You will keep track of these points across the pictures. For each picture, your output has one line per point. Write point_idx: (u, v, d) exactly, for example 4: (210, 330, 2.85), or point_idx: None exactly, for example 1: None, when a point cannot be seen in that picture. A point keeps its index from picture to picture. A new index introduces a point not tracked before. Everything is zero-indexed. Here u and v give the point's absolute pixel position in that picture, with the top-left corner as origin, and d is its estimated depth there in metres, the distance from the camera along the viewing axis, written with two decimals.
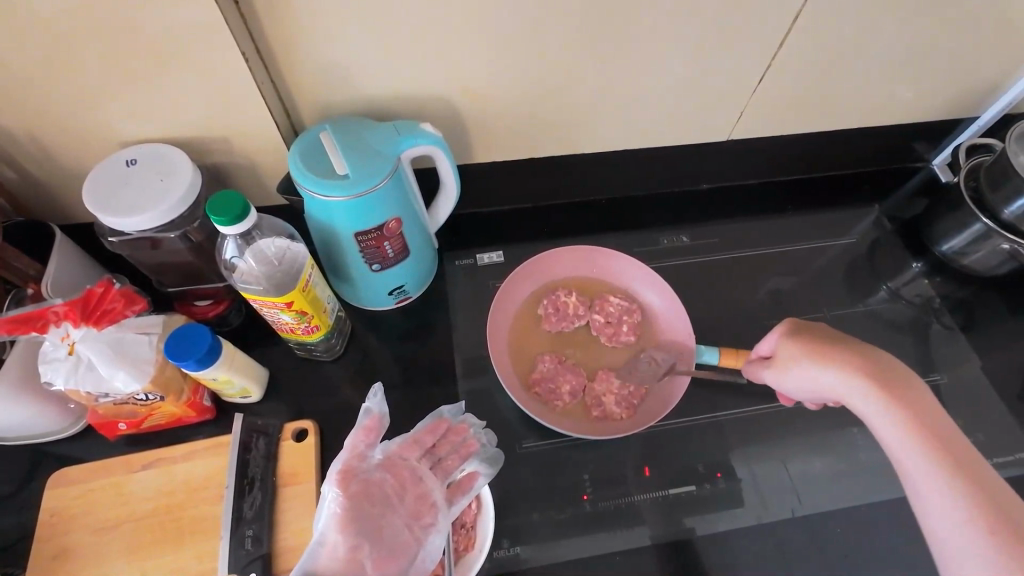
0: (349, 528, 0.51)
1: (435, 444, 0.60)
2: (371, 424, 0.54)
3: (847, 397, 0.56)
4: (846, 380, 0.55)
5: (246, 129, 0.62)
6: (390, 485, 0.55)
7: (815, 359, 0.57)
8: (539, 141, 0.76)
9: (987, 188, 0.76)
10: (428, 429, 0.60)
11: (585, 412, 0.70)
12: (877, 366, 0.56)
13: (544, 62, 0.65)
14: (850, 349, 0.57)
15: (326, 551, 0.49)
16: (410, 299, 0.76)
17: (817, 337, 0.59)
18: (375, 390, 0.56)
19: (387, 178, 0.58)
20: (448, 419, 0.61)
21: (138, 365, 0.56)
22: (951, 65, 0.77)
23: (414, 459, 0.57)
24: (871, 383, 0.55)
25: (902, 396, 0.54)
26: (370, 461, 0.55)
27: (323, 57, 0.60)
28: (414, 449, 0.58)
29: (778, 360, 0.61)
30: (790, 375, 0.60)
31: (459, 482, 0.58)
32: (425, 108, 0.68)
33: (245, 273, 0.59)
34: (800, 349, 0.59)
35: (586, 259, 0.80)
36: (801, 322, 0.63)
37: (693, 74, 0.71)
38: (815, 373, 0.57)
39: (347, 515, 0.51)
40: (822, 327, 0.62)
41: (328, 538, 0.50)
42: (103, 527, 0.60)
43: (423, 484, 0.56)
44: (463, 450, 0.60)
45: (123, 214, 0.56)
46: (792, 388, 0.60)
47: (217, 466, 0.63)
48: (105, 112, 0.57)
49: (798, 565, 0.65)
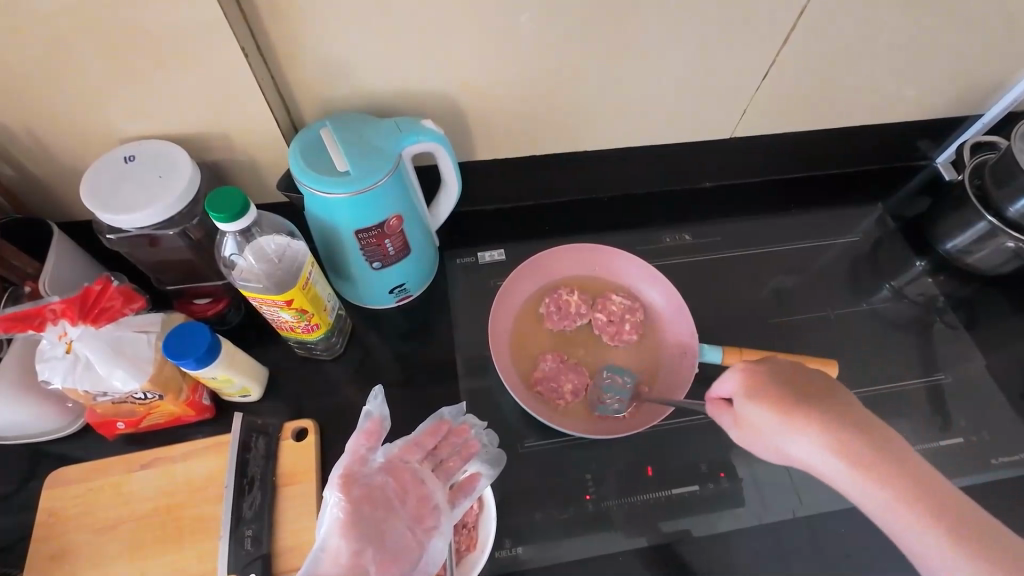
0: (353, 533, 0.50)
1: (436, 445, 0.59)
2: (371, 428, 0.54)
3: (823, 466, 0.50)
4: (820, 447, 0.50)
5: (246, 126, 0.61)
6: (392, 489, 0.54)
7: (786, 423, 0.51)
8: (541, 137, 0.76)
9: (991, 185, 0.75)
10: (429, 432, 0.59)
11: (587, 411, 0.70)
12: (848, 428, 0.50)
13: (547, 57, 0.65)
14: (818, 406, 0.51)
15: (329, 557, 0.48)
16: (411, 297, 0.76)
17: (778, 390, 0.53)
18: (375, 392, 0.56)
19: (387, 175, 0.57)
20: (449, 421, 0.61)
21: (137, 363, 0.56)
22: (956, 61, 0.76)
23: (416, 462, 0.57)
24: (847, 451, 0.49)
25: (883, 463, 0.49)
26: (371, 464, 0.54)
27: (324, 53, 0.59)
28: (415, 453, 0.58)
29: (745, 419, 0.54)
30: (760, 436, 0.54)
31: (461, 484, 0.57)
32: (426, 104, 0.68)
33: (245, 271, 0.58)
34: (766, 410, 0.52)
35: (588, 257, 0.79)
36: (757, 368, 0.55)
37: (696, 70, 0.70)
38: (787, 439, 0.51)
39: (350, 519, 0.51)
40: (785, 367, 0.55)
41: (330, 544, 0.49)
42: (102, 527, 0.60)
43: (425, 487, 0.55)
44: (464, 451, 0.59)
45: (122, 211, 0.55)
46: (762, 446, 0.55)
47: (217, 465, 0.63)
48: (103, 107, 0.56)
49: (802, 564, 0.65)
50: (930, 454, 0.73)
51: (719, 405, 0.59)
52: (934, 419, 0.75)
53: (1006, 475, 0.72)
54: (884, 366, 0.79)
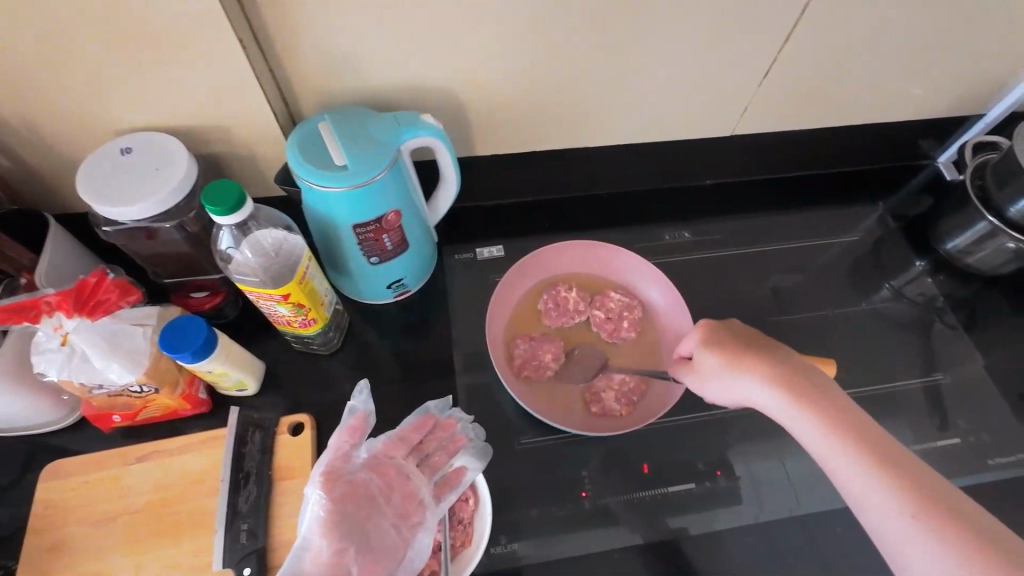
0: (334, 532, 0.50)
1: (421, 441, 0.59)
2: (355, 424, 0.54)
3: (764, 404, 0.54)
4: (761, 387, 0.54)
5: (244, 119, 0.61)
6: (377, 486, 0.54)
7: (735, 364, 0.56)
8: (542, 133, 0.75)
9: (993, 185, 0.75)
10: (414, 427, 0.59)
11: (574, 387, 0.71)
12: (786, 369, 0.54)
13: (549, 53, 0.64)
14: (763, 352, 0.56)
15: (311, 556, 0.49)
16: (407, 293, 0.75)
17: (733, 341, 0.58)
18: (360, 387, 0.55)
19: (385, 169, 0.57)
20: (435, 415, 0.61)
21: (132, 356, 0.55)
22: (960, 57, 0.76)
23: (402, 459, 0.57)
24: (786, 388, 0.53)
25: (816, 400, 0.52)
26: (355, 462, 0.54)
27: (322, 47, 0.59)
28: (398, 448, 0.57)
29: (700, 367, 0.59)
30: (712, 382, 0.58)
31: (447, 480, 0.57)
32: (425, 99, 0.67)
33: (241, 265, 0.57)
34: (717, 354, 0.57)
35: (586, 254, 0.78)
36: (719, 322, 0.60)
37: (697, 66, 0.69)
38: (734, 381, 0.56)
39: (332, 518, 0.51)
40: (741, 326, 0.60)
41: (311, 543, 0.49)
42: (97, 520, 0.60)
43: (410, 483, 0.55)
44: (450, 447, 0.59)
45: (117, 202, 0.54)
46: (715, 393, 0.58)
47: (212, 459, 0.62)
48: (100, 99, 0.56)
49: (796, 564, 0.64)
50: (929, 455, 0.73)
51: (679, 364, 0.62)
52: (932, 419, 0.75)
53: (1003, 476, 0.71)
54: (883, 365, 0.79)
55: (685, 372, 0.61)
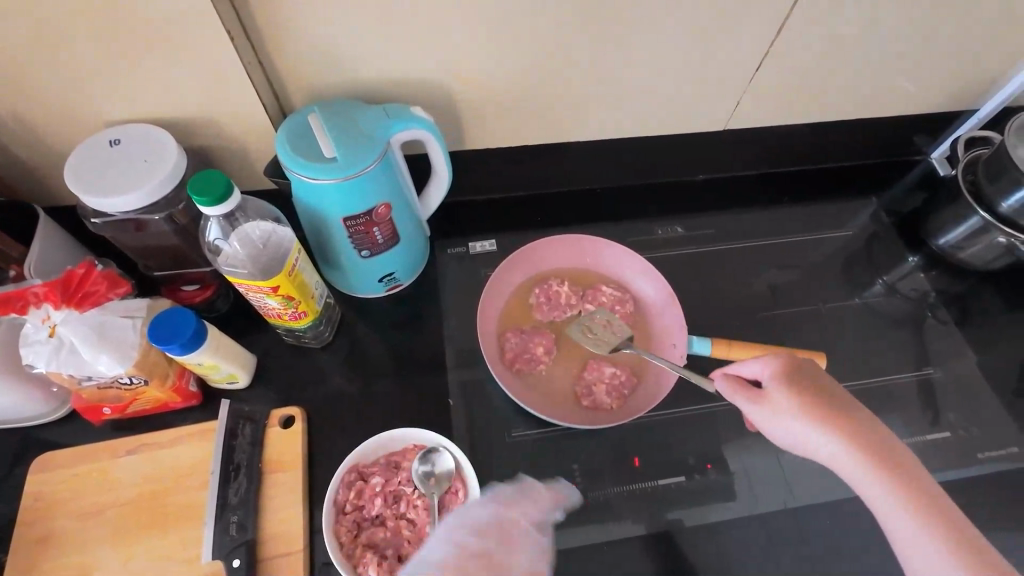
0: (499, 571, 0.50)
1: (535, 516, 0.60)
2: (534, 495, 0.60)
3: (825, 453, 0.54)
4: (829, 439, 0.53)
5: (234, 112, 0.61)
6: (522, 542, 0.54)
7: (809, 413, 0.54)
8: (534, 127, 0.75)
9: (985, 179, 0.75)
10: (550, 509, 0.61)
11: (603, 351, 0.70)
12: (856, 422, 0.54)
13: (541, 46, 0.64)
14: (830, 396, 0.55)
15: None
16: (400, 287, 0.76)
17: (804, 382, 0.56)
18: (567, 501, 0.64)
19: (375, 161, 0.57)
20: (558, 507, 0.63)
21: (122, 348, 0.55)
22: (952, 53, 0.76)
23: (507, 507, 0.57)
24: (854, 439, 0.53)
25: (882, 455, 0.52)
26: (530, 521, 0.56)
27: (311, 39, 0.58)
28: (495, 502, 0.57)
29: (766, 404, 0.57)
30: (777, 422, 0.56)
31: None
32: (416, 92, 0.67)
33: (230, 257, 0.57)
34: (788, 392, 0.56)
35: (578, 249, 0.78)
36: (791, 359, 0.59)
37: (690, 60, 0.69)
38: (801, 428, 0.54)
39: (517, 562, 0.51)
40: (807, 366, 0.58)
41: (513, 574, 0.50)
42: (86, 513, 0.60)
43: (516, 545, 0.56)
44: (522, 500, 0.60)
45: (106, 194, 0.54)
46: (772, 426, 0.56)
47: (203, 451, 0.63)
48: (88, 91, 0.56)
49: (786, 557, 0.65)
50: (920, 449, 0.73)
51: (730, 383, 0.59)
52: (924, 414, 0.75)
53: (994, 470, 0.72)
54: (875, 360, 0.79)
55: (742, 401, 0.58)
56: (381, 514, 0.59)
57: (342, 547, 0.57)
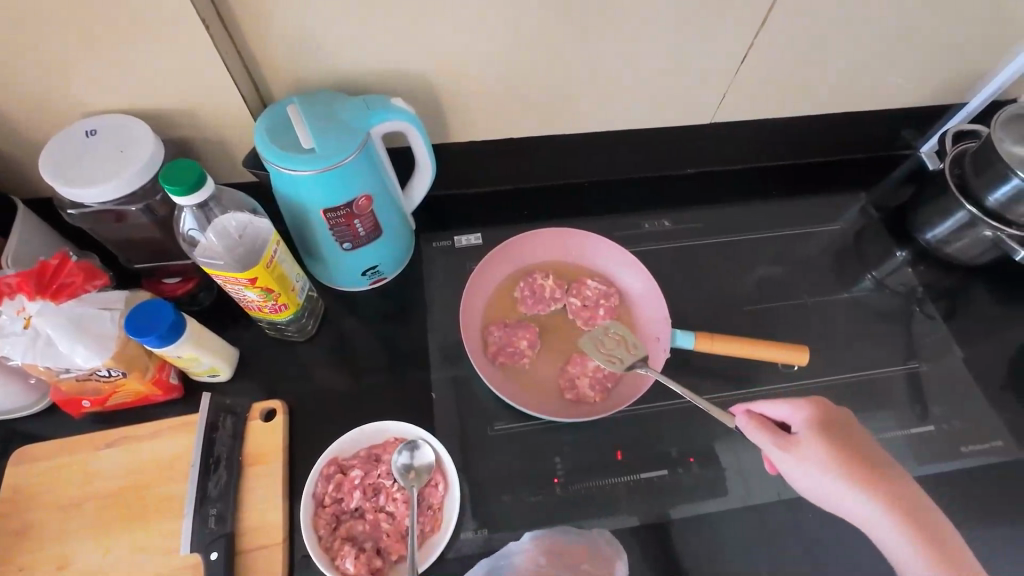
0: None
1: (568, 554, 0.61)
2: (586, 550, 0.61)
3: (853, 506, 0.53)
4: (859, 493, 0.53)
5: (212, 103, 0.60)
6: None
7: (841, 464, 0.54)
8: (519, 120, 0.75)
9: (971, 173, 0.74)
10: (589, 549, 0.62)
11: (618, 370, 0.66)
12: (884, 475, 0.54)
13: (524, 36, 0.63)
14: (857, 448, 0.55)
15: None
16: (384, 280, 0.75)
17: (833, 432, 0.56)
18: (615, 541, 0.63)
19: (355, 152, 0.57)
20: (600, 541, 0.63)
21: (100, 339, 0.55)
22: (939, 46, 0.75)
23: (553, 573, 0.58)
24: (881, 494, 0.53)
25: (908, 510, 0.52)
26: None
27: (288, 28, 0.58)
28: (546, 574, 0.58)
29: (797, 453, 0.55)
30: (808, 472, 0.54)
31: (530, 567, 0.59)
32: (398, 83, 0.66)
33: (207, 249, 0.57)
34: (818, 444, 0.55)
35: (562, 242, 0.78)
36: (820, 406, 0.58)
37: (675, 51, 0.69)
38: (833, 480, 0.53)
39: None
40: (832, 412, 0.58)
41: None
42: (65, 505, 0.59)
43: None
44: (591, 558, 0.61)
45: (82, 185, 0.54)
46: (796, 473, 0.55)
47: (183, 444, 0.62)
48: (64, 81, 0.55)
49: (767, 550, 0.65)
50: (904, 443, 0.73)
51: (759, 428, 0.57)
52: (910, 408, 0.75)
53: (977, 464, 0.71)
54: (861, 354, 0.79)
55: (771, 446, 0.56)
56: (361, 507, 0.59)
57: (320, 539, 0.57)
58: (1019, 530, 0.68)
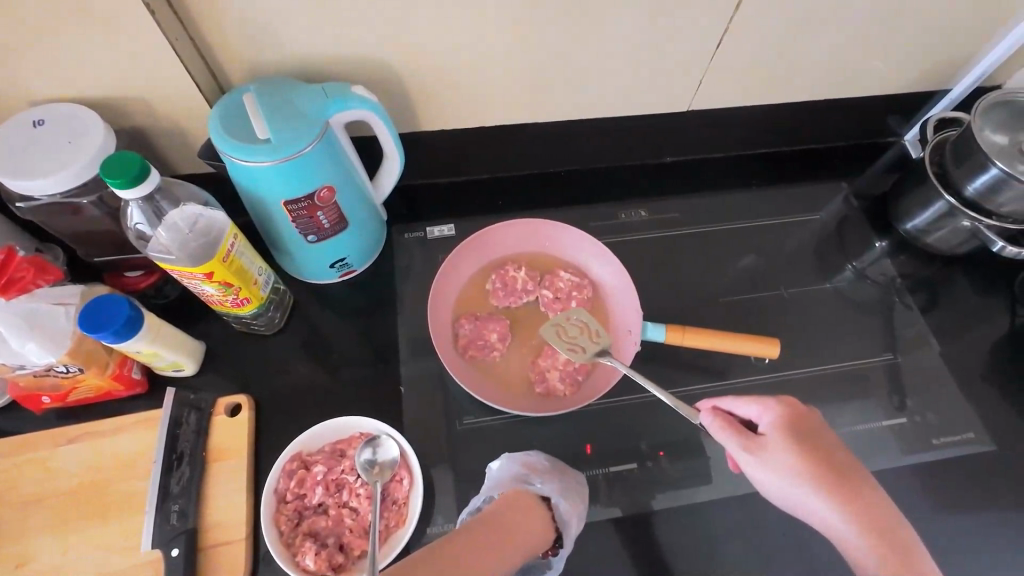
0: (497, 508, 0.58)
1: (563, 474, 0.63)
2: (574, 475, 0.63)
3: (816, 510, 0.52)
4: (822, 496, 0.52)
5: (167, 91, 0.59)
6: (548, 481, 0.60)
7: (804, 467, 0.53)
8: (489, 108, 0.73)
9: (951, 162, 0.73)
10: (573, 478, 0.63)
11: (581, 360, 0.66)
12: (848, 480, 0.53)
13: (487, 22, 0.62)
14: (822, 451, 0.54)
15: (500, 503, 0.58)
16: (354, 273, 0.74)
17: (800, 435, 0.55)
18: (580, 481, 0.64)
19: (314, 142, 0.55)
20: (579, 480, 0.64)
21: (56, 338, 0.55)
22: (917, 32, 0.74)
23: (552, 479, 0.61)
24: (843, 498, 0.52)
25: (871, 517, 0.51)
26: (550, 480, 0.61)
27: (242, 14, 0.56)
28: (540, 475, 0.61)
29: (761, 453, 0.55)
30: (770, 475, 0.54)
31: (537, 469, 0.62)
32: (361, 70, 0.65)
33: (160, 244, 0.55)
34: (781, 446, 0.55)
35: (536, 233, 0.77)
36: (791, 407, 0.57)
37: (645, 37, 0.67)
38: (795, 482, 0.53)
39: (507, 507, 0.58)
40: (805, 416, 0.57)
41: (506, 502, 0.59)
42: (25, 502, 0.59)
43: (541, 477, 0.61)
44: (578, 497, 0.62)
45: (30, 177, 0.53)
46: (760, 476, 0.55)
47: (145, 440, 0.62)
48: (9, 71, 0.54)
49: (735, 543, 0.64)
50: (877, 435, 0.72)
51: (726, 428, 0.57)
52: (884, 399, 0.74)
53: (948, 455, 0.71)
54: (838, 345, 0.78)
55: (734, 445, 0.56)
56: (324, 503, 0.59)
57: (282, 535, 0.57)
58: (986, 523, 0.68)
